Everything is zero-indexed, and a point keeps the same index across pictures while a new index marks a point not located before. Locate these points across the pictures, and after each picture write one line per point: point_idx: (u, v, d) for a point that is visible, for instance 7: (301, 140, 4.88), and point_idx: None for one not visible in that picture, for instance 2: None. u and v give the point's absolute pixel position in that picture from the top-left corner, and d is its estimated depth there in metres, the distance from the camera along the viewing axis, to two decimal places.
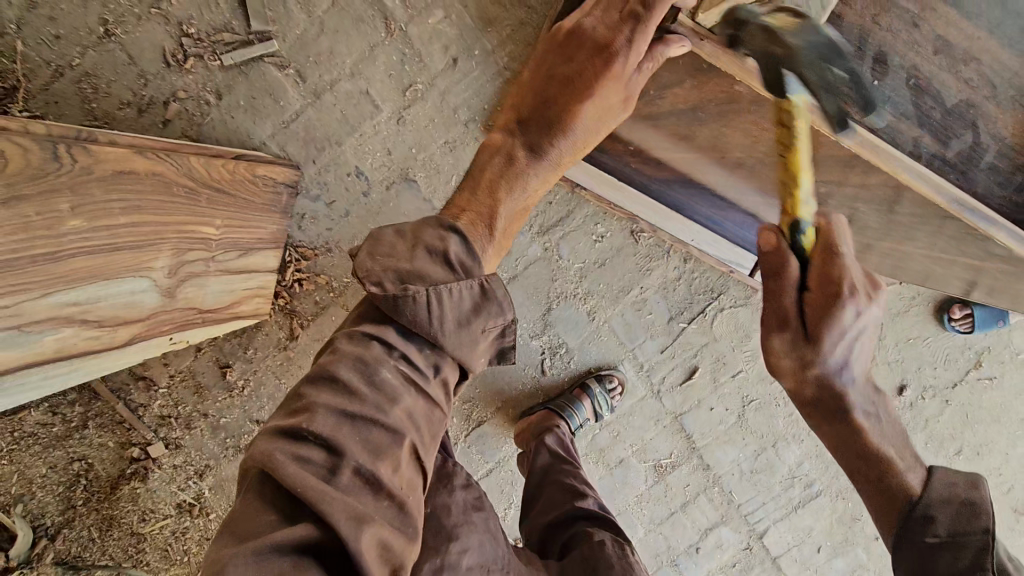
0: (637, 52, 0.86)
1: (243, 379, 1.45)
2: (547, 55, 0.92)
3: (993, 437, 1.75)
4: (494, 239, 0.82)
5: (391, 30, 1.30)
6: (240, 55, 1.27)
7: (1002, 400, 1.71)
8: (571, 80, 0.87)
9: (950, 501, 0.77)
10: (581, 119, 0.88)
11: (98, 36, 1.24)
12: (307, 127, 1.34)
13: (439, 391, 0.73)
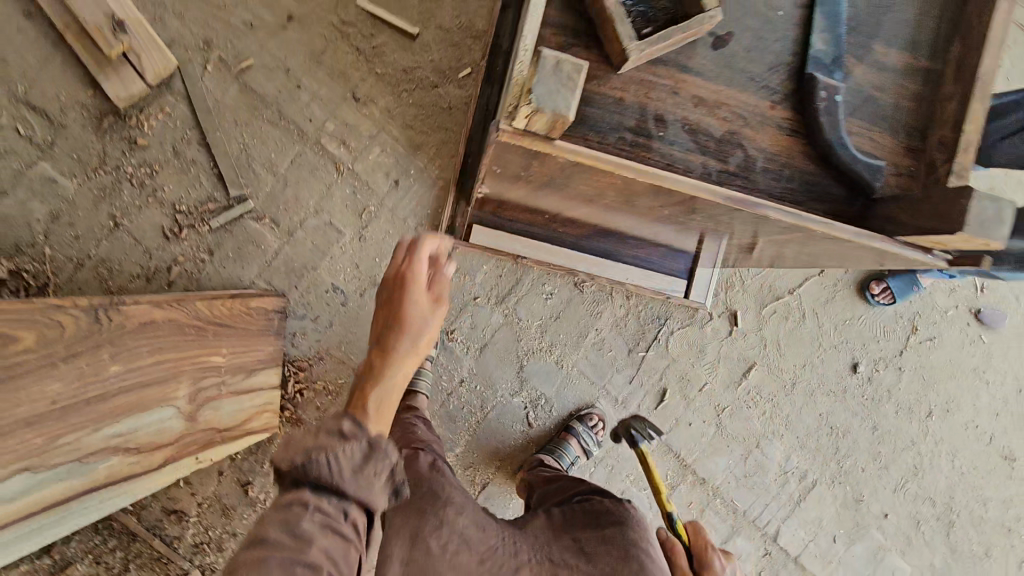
0: (426, 247, 1.00)
1: (264, 492, 1.60)
2: (381, 309, 0.98)
3: (956, 393, 1.90)
4: (370, 411, 0.84)
5: (341, 171, 1.62)
6: (223, 217, 1.57)
7: (949, 356, 1.89)
8: (388, 308, 0.96)
9: None
10: (411, 320, 0.93)
11: (109, 228, 1.53)
12: (286, 260, 1.61)
13: (353, 530, 0.76)
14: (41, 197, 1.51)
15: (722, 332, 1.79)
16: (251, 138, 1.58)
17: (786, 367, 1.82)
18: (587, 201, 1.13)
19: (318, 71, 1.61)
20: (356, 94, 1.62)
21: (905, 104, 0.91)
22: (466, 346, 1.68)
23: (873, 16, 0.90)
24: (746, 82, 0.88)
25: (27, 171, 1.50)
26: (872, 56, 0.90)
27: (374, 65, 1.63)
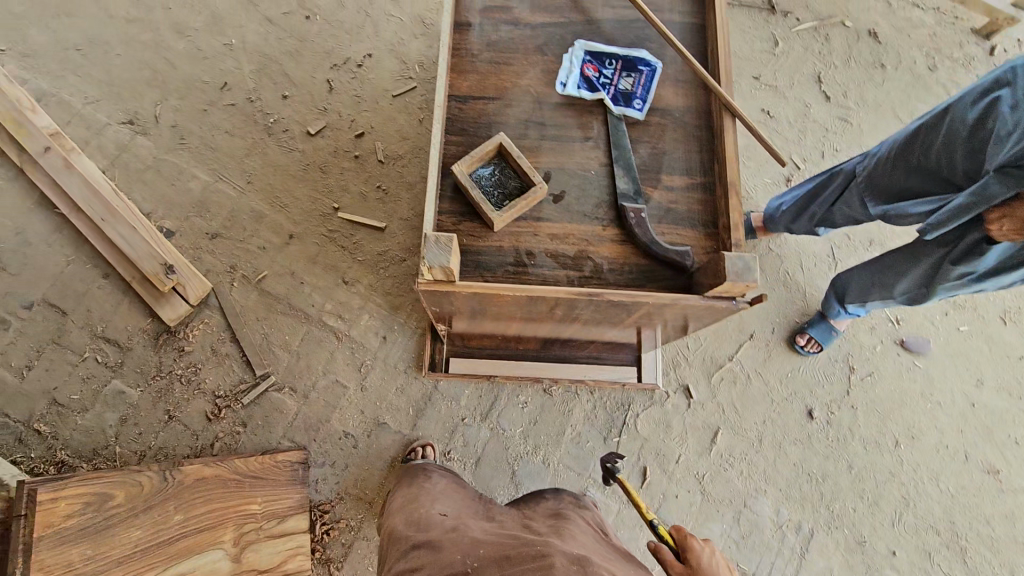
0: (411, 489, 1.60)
1: None
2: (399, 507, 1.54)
3: (915, 418, 2.08)
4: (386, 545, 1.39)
5: (340, 338, 2.05)
6: (253, 393, 1.96)
7: (893, 386, 2.11)
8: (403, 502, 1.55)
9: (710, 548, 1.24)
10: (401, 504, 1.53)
11: (164, 421, 1.92)
12: (304, 419, 1.96)
13: None
14: (113, 407, 1.92)
15: (682, 406, 2.07)
16: (269, 328, 2.04)
17: (748, 426, 2.07)
18: (512, 318, 1.51)
19: (313, 268, 2.11)
20: (345, 279, 2.11)
21: (695, 208, 1.34)
22: (462, 462, 1.96)
23: (655, 161, 1.37)
24: (581, 216, 1.32)
25: (102, 389, 1.93)
26: (662, 183, 1.35)
27: (355, 255, 2.14)
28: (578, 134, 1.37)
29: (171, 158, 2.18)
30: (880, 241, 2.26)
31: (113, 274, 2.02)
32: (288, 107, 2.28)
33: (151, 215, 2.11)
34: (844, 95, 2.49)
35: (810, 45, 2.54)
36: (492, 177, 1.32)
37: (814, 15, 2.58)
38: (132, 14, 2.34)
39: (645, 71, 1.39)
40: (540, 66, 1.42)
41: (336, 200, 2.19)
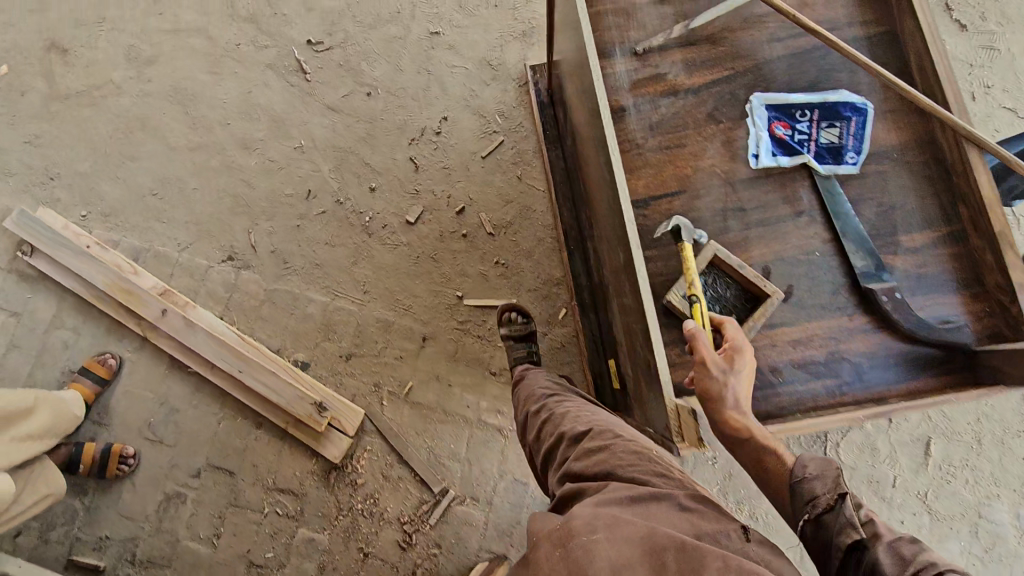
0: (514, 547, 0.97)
1: None
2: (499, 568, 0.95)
3: None
4: None
5: (506, 433, 1.95)
6: (437, 512, 1.90)
7: None
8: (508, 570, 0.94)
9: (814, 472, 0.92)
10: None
11: (361, 558, 1.89)
12: (495, 526, 1.90)
13: None
14: (309, 557, 1.90)
15: (883, 424, 1.89)
16: (432, 441, 1.95)
17: (962, 428, 1.87)
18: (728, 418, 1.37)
19: (456, 366, 2.00)
20: (492, 369, 1.99)
21: (950, 267, 1.13)
22: None
23: (886, 220, 1.16)
24: (822, 310, 1.13)
25: (293, 541, 1.90)
26: (903, 246, 1.15)
27: (494, 342, 2.00)
28: (786, 211, 1.17)
29: (283, 285, 2.08)
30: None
31: (266, 422, 1.97)
32: (379, 198, 2.12)
33: (282, 351, 2.02)
34: (984, 19, 2.13)
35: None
36: (713, 281, 1.16)
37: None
38: (193, 139, 2.20)
39: (851, 117, 1.18)
40: (719, 136, 1.21)
41: (458, 286, 2.05)
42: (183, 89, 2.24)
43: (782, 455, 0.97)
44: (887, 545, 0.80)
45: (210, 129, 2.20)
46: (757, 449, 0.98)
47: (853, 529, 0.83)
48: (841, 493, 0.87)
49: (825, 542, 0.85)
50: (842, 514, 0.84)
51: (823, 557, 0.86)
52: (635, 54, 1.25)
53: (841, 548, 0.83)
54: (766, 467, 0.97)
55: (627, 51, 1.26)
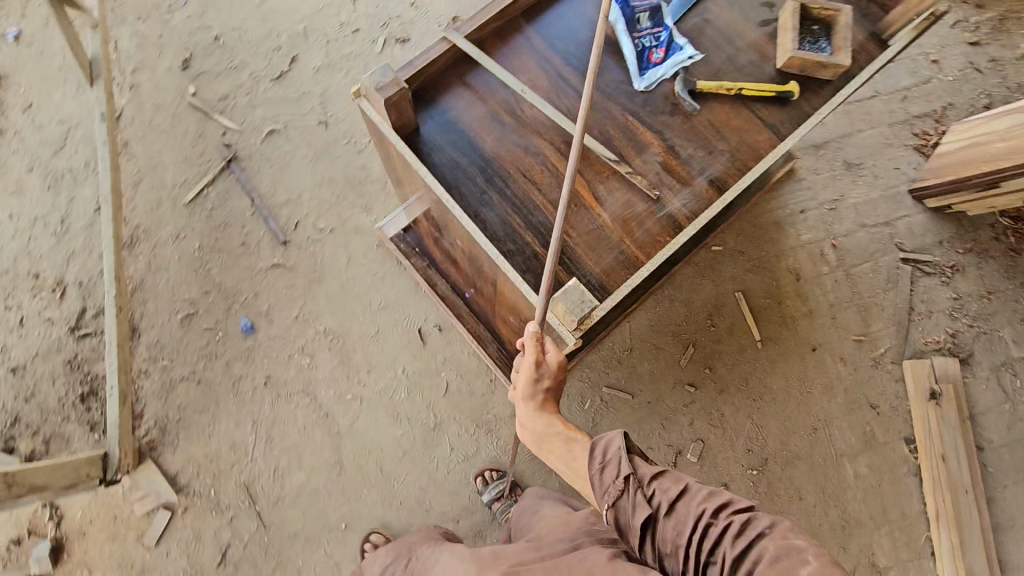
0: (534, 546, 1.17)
1: (1005, 89, 2.19)
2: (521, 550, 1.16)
3: None
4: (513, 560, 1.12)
5: (835, 238, 2.09)
6: (921, 257, 2.07)
7: None
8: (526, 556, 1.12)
9: (646, 492, 0.90)
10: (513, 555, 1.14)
11: (1001, 297, 2.03)
12: (903, 211, 2.11)
13: None
14: None
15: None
16: (888, 292, 2.05)
17: None
18: None
19: (813, 304, 2.04)
20: (798, 275, 2.07)
21: None
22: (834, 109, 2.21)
23: None
24: None
25: None
26: None
27: (780, 286, 2.06)
28: (702, 13, 1.38)
29: (869, 514, 1.89)
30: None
31: (981, 438, 1.92)
32: (725, 471, 1.92)
33: (916, 471, 1.91)
34: (271, 22, 2.16)
35: (239, 85, 2.10)
36: (808, 43, 1.32)
37: (198, 98, 2.08)
38: None
39: (632, 6, 1.33)
40: (675, 93, 1.30)
41: (754, 345, 2.01)
42: None
43: (579, 438, 1.06)
44: (675, 510, 0.87)
45: None
46: (566, 440, 1.06)
47: (642, 506, 0.89)
48: (631, 477, 0.92)
49: (625, 521, 0.91)
50: (634, 492, 0.91)
51: (627, 533, 0.91)
52: (658, 186, 1.25)
53: (639, 526, 0.89)
54: (565, 439, 1.06)
55: (658, 205, 1.24)
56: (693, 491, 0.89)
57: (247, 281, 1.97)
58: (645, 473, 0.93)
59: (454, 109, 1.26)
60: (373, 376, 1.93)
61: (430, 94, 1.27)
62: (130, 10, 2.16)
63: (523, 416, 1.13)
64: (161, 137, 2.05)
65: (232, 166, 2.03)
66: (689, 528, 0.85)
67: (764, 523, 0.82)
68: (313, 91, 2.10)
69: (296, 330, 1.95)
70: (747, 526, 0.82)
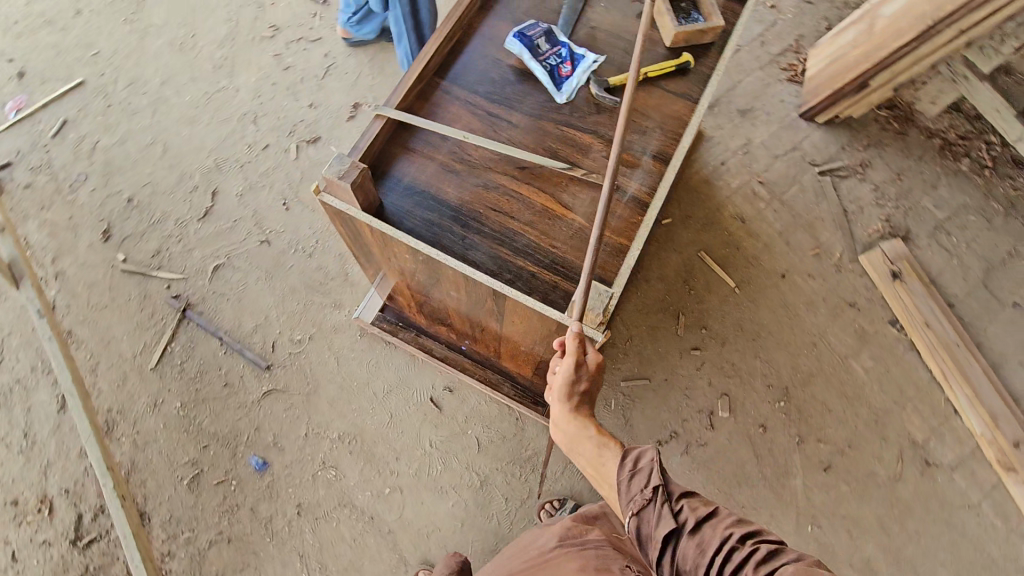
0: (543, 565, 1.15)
1: (836, 9, 2.52)
2: None
3: None
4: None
5: (759, 176, 2.30)
6: (834, 165, 2.30)
7: None
8: None
9: (676, 508, 0.95)
10: None
11: (909, 174, 2.29)
12: (803, 133, 2.35)
13: None
14: (949, 190, 2.26)
15: None
16: (821, 204, 2.26)
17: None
18: None
19: (765, 238, 2.21)
20: (743, 217, 2.24)
21: None
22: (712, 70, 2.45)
23: None
24: None
25: (960, 215, 2.23)
26: None
27: (732, 233, 2.22)
28: (587, 24, 1.54)
29: (889, 398, 2.04)
30: (262, 16, 2.44)
31: (948, 297, 2.13)
32: (757, 413, 2.01)
33: (911, 345, 2.08)
34: (180, 169, 2.17)
35: (168, 236, 2.08)
36: (684, 16, 1.49)
37: (131, 262, 2.03)
38: None
39: (528, 35, 1.45)
40: (594, 95, 1.43)
41: (733, 292, 2.14)
42: None
43: (610, 445, 1.12)
44: (699, 530, 0.92)
45: None
46: (599, 445, 1.13)
47: (667, 520, 0.94)
48: (659, 491, 0.98)
49: (647, 534, 0.95)
50: (663, 507, 0.96)
51: (648, 547, 0.96)
52: (613, 177, 1.35)
53: (662, 539, 0.93)
54: (598, 442, 1.13)
55: (621, 192, 1.34)
56: (720, 518, 0.93)
57: (243, 419, 1.88)
58: (676, 493, 0.98)
59: (408, 174, 1.32)
60: (403, 461, 1.87)
61: (381, 169, 1.32)
62: (31, 204, 2.10)
63: (558, 415, 1.19)
64: (104, 312, 1.97)
65: (188, 314, 1.98)
66: (713, 547, 0.89)
67: (788, 553, 0.86)
68: (244, 216, 2.12)
69: (310, 447, 1.86)
70: (770, 553, 0.86)
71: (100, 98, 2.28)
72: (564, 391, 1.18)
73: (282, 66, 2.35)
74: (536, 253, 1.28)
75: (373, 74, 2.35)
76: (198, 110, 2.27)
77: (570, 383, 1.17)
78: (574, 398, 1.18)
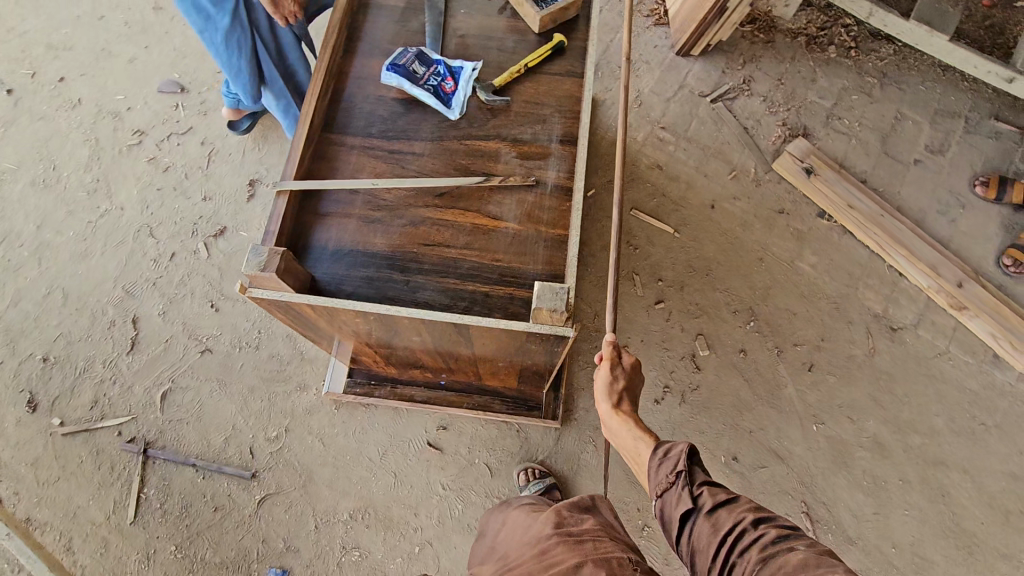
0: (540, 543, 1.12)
1: None
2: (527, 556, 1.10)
3: (171, 26, 2.45)
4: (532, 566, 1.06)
5: (659, 122, 2.36)
6: (722, 90, 2.40)
7: (184, 43, 2.42)
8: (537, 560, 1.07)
9: (695, 491, 1.06)
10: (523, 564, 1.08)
11: (788, 77, 2.42)
12: (685, 70, 2.44)
13: None
14: (827, 79, 2.41)
15: None
16: (723, 130, 2.35)
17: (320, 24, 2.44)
18: None
19: (685, 177, 2.28)
20: (659, 165, 2.30)
21: None
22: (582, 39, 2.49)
23: (394, 14, 1.55)
24: None
25: (843, 98, 2.37)
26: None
27: (654, 183, 2.27)
28: (453, 35, 1.52)
29: (842, 283, 2.15)
30: (121, 124, 2.29)
31: (859, 176, 2.27)
32: (734, 341, 2.07)
33: (843, 229, 2.21)
34: (88, 308, 2.02)
35: (101, 381, 1.93)
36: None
37: (69, 422, 1.87)
38: (937, 462, 1.94)
39: (401, 62, 1.42)
40: (485, 101, 1.42)
41: (675, 237, 2.20)
42: (953, 529, 1.87)
43: (645, 438, 1.19)
44: (715, 514, 1.02)
45: (921, 479, 1.92)
46: (635, 438, 1.20)
47: (685, 501, 1.05)
48: (680, 475, 1.08)
49: (668, 512, 1.07)
50: (684, 489, 1.06)
51: (668, 523, 1.07)
52: (530, 173, 1.35)
53: (679, 517, 1.05)
54: (634, 434, 1.20)
55: (543, 185, 1.34)
56: (738, 504, 1.03)
57: (247, 537, 1.77)
58: (698, 479, 1.08)
59: (330, 239, 1.27)
60: (423, 514, 1.81)
61: (301, 243, 1.26)
62: None
63: (604, 414, 1.26)
64: (59, 485, 1.80)
65: (151, 453, 1.84)
66: (726, 528, 0.99)
67: (795, 541, 0.95)
68: (175, 332, 2.00)
69: (325, 537, 1.78)
70: (780, 538, 0.96)
71: None
72: (607, 390, 1.27)
73: (161, 168, 2.22)
74: (483, 271, 1.26)
75: (257, 146, 2.25)
76: (86, 242, 2.11)
77: (610, 382, 1.26)
78: (616, 397, 1.26)
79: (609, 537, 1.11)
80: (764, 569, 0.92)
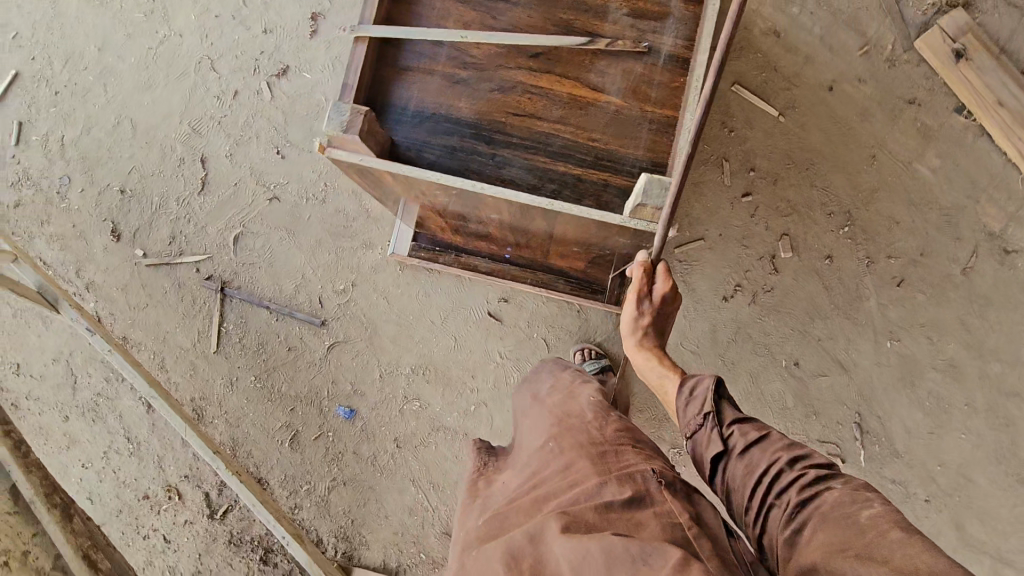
0: (561, 463, 1.05)
1: None
2: (548, 479, 1.04)
3: None
4: (560, 488, 0.99)
5: None
6: None
7: None
8: (560, 484, 1.01)
9: (728, 432, 1.01)
10: (547, 489, 1.01)
11: None
12: None
13: None
14: None
15: None
16: None
17: None
18: None
19: (805, 47, 1.94)
20: (777, 30, 1.95)
21: None
22: None
23: None
24: None
25: None
26: None
27: (767, 53, 1.95)
28: None
29: (962, 193, 1.90)
30: None
31: (1021, 64, 1.88)
32: (821, 245, 1.92)
33: (981, 130, 1.89)
34: (157, 143, 2.00)
35: (176, 218, 1.98)
36: None
37: (152, 255, 1.97)
38: (1011, 392, 1.86)
39: None
40: None
41: (778, 121, 1.94)
42: (1006, 456, 1.85)
43: (671, 374, 1.20)
44: (747, 454, 0.98)
45: (988, 407, 1.86)
46: (661, 373, 1.22)
47: (717, 443, 1.01)
48: (710, 415, 1.04)
49: (702, 452, 1.04)
50: (713, 428, 1.03)
51: (702, 464, 1.05)
52: (642, 37, 1.15)
53: (713, 457, 1.02)
54: (660, 372, 1.22)
55: (656, 54, 1.14)
56: (771, 442, 0.98)
57: (318, 376, 1.91)
58: (732, 417, 1.03)
59: (411, 98, 1.15)
60: (480, 378, 1.90)
61: (380, 99, 1.15)
62: (29, 221, 2.00)
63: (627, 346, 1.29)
64: (151, 309, 1.95)
65: (228, 292, 1.94)
66: (760, 470, 0.95)
67: (836, 481, 0.91)
68: (242, 177, 1.98)
69: (389, 386, 1.90)
70: (816, 479, 0.91)
71: (42, 86, 2.05)
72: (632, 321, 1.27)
73: None
74: (574, 151, 1.13)
75: None
76: (148, 71, 2.03)
77: (636, 315, 1.26)
78: (638, 330, 1.27)
79: (633, 447, 1.07)
80: (802, 513, 0.88)
